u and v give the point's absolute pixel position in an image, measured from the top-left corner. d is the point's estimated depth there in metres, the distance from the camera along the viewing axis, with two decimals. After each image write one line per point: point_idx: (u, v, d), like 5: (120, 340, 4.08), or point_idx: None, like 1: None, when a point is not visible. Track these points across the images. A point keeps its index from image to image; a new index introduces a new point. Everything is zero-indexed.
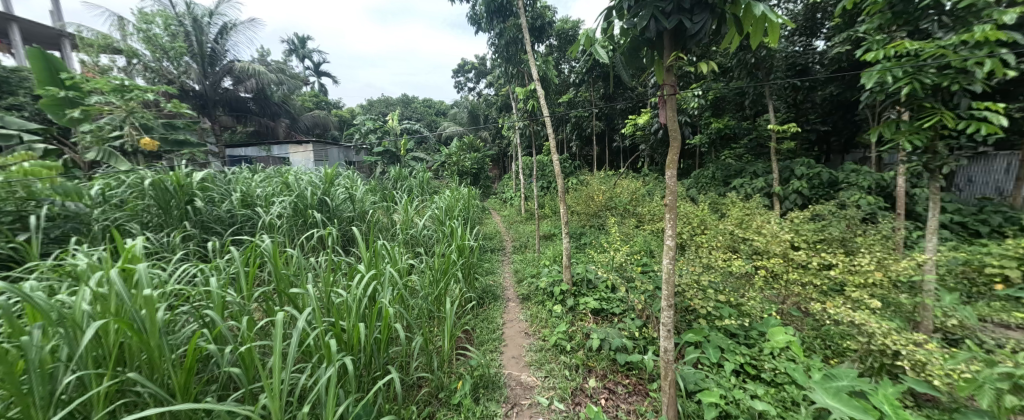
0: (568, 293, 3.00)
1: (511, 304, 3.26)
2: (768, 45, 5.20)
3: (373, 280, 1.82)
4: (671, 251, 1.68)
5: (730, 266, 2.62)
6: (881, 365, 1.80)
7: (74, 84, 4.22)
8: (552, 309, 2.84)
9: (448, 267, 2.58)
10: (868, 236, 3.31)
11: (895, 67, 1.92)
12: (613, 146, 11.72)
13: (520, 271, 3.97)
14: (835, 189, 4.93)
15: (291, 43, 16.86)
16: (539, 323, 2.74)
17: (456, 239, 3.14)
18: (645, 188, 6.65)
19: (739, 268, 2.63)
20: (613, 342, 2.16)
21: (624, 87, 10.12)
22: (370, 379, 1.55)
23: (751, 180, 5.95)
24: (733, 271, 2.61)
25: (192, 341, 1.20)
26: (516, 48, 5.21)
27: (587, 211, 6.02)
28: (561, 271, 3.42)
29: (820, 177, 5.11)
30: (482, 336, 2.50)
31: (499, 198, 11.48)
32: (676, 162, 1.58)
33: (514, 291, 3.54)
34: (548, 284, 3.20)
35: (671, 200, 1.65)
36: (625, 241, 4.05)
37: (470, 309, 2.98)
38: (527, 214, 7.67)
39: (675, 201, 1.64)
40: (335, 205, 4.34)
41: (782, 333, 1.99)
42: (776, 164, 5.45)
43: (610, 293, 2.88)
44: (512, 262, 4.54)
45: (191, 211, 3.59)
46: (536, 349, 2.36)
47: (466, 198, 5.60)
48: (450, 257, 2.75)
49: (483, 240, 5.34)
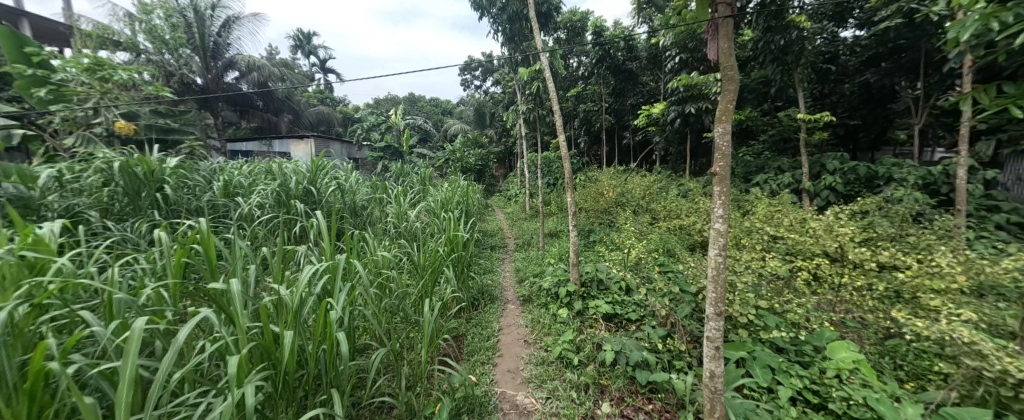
0: (575, 295, 2.58)
1: (511, 306, 2.86)
2: (800, 27, 4.74)
3: (329, 275, 1.47)
4: (722, 238, 1.32)
5: (768, 266, 2.21)
6: (991, 397, 1.37)
7: (53, 63, 3.96)
8: (557, 313, 2.44)
9: (434, 262, 2.21)
10: (923, 235, 2.86)
11: (1009, 8, 1.50)
12: (622, 143, 11.29)
13: (522, 270, 3.57)
14: (875, 184, 4.45)
15: (297, 38, 16.73)
16: (541, 329, 2.34)
17: (448, 231, 2.74)
18: (658, 184, 6.21)
19: (779, 268, 2.22)
20: (631, 356, 1.75)
21: (634, 81, 9.74)
22: (311, 403, 1.20)
23: (776, 175, 5.49)
24: (771, 272, 2.20)
25: (34, 357, 0.84)
26: (520, 27, 4.86)
27: (596, 208, 5.60)
28: (567, 270, 3.01)
29: (857, 171, 4.63)
30: (474, 345, 2.14)
31: (504, 196, 11.12)
32: (730, 112, 1.33)
33: (514, 292, 3.14)
34: (552, 284, 2.77)
35: (721, 167, 1.33)
36: (641, 239, 3.63)
37: (461, 312, 2.60)
38: (532, 212, 7.28)
39: (727, 168, 1.32)
40: (322, 196, 4.00)
41: (847, 350, 1.59)
42: (807, 157, 4.97)
43: (625, 296, 2.48)
44: (513, 261, 4.16)
45: (161, 199, 3.28)
46: (536, 362, 1.97)
47: (465, 191, 5.25)
48: (437, 252, 2.37)
49: (484, 237, 4.97)
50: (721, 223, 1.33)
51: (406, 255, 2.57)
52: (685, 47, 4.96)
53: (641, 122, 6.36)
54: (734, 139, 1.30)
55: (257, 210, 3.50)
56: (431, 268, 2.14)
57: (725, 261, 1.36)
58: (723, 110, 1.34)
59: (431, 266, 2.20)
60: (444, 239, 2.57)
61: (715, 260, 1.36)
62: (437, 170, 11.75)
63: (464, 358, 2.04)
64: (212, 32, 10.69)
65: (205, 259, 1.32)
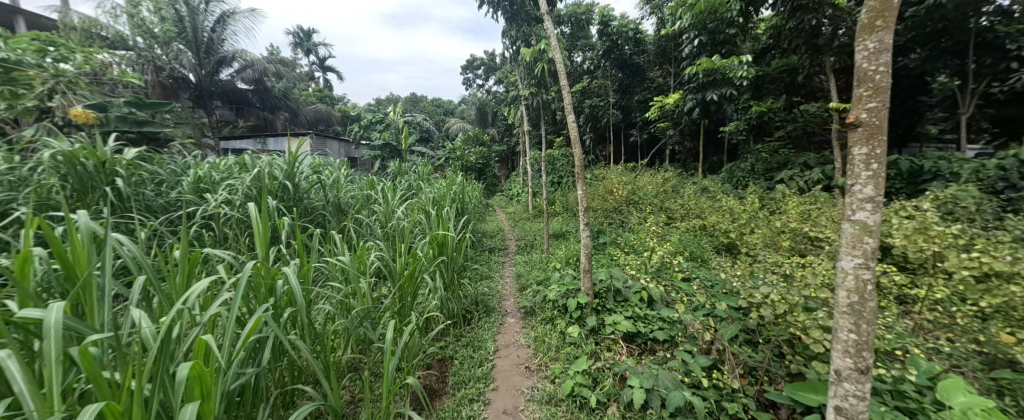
0: (588, 309, 2.12)
1: (510, 320, 2.42)
2: (836, 5, 4.36)
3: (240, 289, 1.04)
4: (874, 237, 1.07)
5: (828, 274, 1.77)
6: None
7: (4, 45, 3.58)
8: (566, 333, 1.99)
9: (415, 264, 1.76)
10: (1002, 236, 2.39)
11: None
12: (629, 141, 10.83)
13: (524, 276, 3.13)
14: (920, 180, 3.98)
15: (297, 36, 16.46)
16: (547, 352, 1.91)
17: (434, 231, 2.28)
18: (672, 181, 5.77)
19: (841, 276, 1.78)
20: (670, 398, 1.31)
21: (641, 76, 9.31)
22: None
23: (803, 172, 5.03)
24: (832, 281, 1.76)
25: None
26: (523, 6, 4.42)
27: (605, 207, 5.14)
28: (577, 278, 2.55)
29: (897, 166, 4.17)
30: (461, 375, 1.71)
31: (505, 195, 10.69)
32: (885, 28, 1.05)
33: (515, 303, 2.69)
34: (558, 294, 2.30)
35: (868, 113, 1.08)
36: (662, 241, 3.19)
37: (451, 328, 2.17)
38: (535, 212, 6.84)
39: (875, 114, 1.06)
40: (302, 191, 3.60)
41: (973, 396, 1.18)
42: (839, 151, 4.51)
43: (648, 309, 2.04)
44: (514, 265, 3.71)
45: (111, 194, 2.80)
46: (541, 400, 1.54)
47: (463, 187, 4.82)
48: (419, 256, 1.93)
49: (482, 238, 4.54)
50: (867, 214, 1.08)
51: (381, 260, 2.12)
52: (704, 28, 4.52)
53: (652, 115, 5.91)
54: (890, 62, 1.05)
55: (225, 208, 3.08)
56: (412, 271, 1.71)
57: (871, 276, 1.08)
58: (867, 23, 1.09)
59: (410, 270, 1.75)
60: (432, 234, 2.13)
61: (847, 269, 1.12)
62: (437, 170, 11.35)
63: (447, 393, 1.61)
64: (206, 28, 10.44)
65: (62, 269, 0.92)
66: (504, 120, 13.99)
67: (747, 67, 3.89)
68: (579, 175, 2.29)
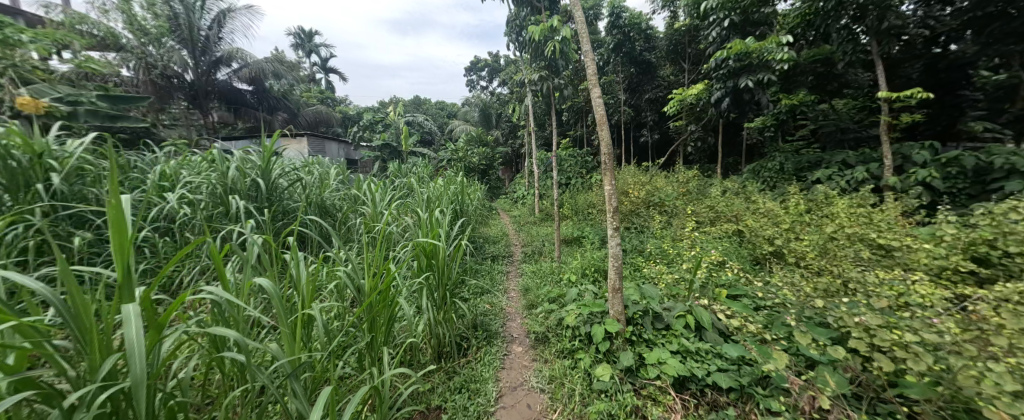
0: (619, 340, 1.63)
1: (516, 349, 1.93)
2: None
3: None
4: None
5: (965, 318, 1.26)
6: None
7: None
8: (593, 375, 1.51)
9: (382, 285, 1.29)
10: None
11: None
12: (639, 142, 10.33)
13: (532, 291, 2.64)
14: (987, 180, 3.45)
15: (298, 37, 16.18)
16: (568, 407, 1.43)
17: (420, 237, 1.78)
18: (692, 181, 5.26)
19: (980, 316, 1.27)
20: None
21: (653, 73, 8.85)
22: None
23: (842, 171, 4.51)
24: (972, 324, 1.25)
25: None
26: None
27: (621, 210, 4.63)
28: (602, 298, 2.05)
29: (961, 163, 3.62)
30: None
31: (509, 198, 10.20)
32: None
33: (521, 325, 2.21)
34: (578, 320, 1.79)
35: None
36: (695, 250, 2.71)
37: (442, 363, 1.72)
38: (542, 215, 6.36)
39: None
40: (276, 190, 3.15)
41: None
42: (887, 147, 4.00)
43: (699, 342, 1.54)
44: (519, 276, 3.22)
45: (43, 193, 2.13)
46: None
47: (462, 188, 4.36)
48: (395, 271, 1.46)
49: (484, 244, 4.07)
50: None
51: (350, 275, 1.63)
52: (734, 9, 4.04)
53: (671, 110, 5.42)
54: None
55: (186, 211, 2.64)
56: (376, 294, 1.26)
57: None
58: None
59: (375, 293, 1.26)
60: (415, 242, 1.64)
61: None
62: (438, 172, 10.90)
63: None
64: (203, 26, 10.19)
65: None
66: (509, 121, 13.54)
67: (788, 49, 3.41)
68: (606, 170, 1.80)
